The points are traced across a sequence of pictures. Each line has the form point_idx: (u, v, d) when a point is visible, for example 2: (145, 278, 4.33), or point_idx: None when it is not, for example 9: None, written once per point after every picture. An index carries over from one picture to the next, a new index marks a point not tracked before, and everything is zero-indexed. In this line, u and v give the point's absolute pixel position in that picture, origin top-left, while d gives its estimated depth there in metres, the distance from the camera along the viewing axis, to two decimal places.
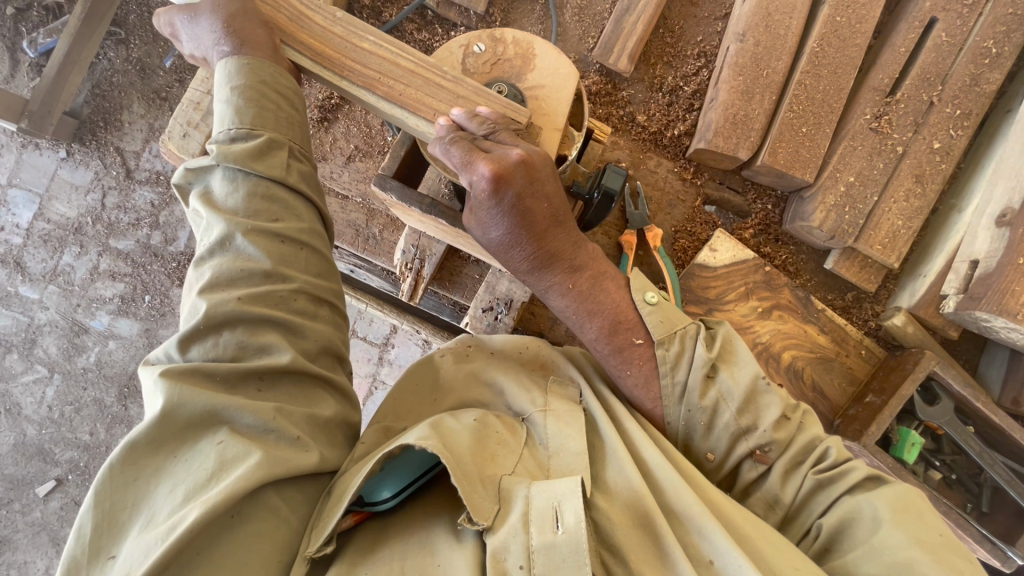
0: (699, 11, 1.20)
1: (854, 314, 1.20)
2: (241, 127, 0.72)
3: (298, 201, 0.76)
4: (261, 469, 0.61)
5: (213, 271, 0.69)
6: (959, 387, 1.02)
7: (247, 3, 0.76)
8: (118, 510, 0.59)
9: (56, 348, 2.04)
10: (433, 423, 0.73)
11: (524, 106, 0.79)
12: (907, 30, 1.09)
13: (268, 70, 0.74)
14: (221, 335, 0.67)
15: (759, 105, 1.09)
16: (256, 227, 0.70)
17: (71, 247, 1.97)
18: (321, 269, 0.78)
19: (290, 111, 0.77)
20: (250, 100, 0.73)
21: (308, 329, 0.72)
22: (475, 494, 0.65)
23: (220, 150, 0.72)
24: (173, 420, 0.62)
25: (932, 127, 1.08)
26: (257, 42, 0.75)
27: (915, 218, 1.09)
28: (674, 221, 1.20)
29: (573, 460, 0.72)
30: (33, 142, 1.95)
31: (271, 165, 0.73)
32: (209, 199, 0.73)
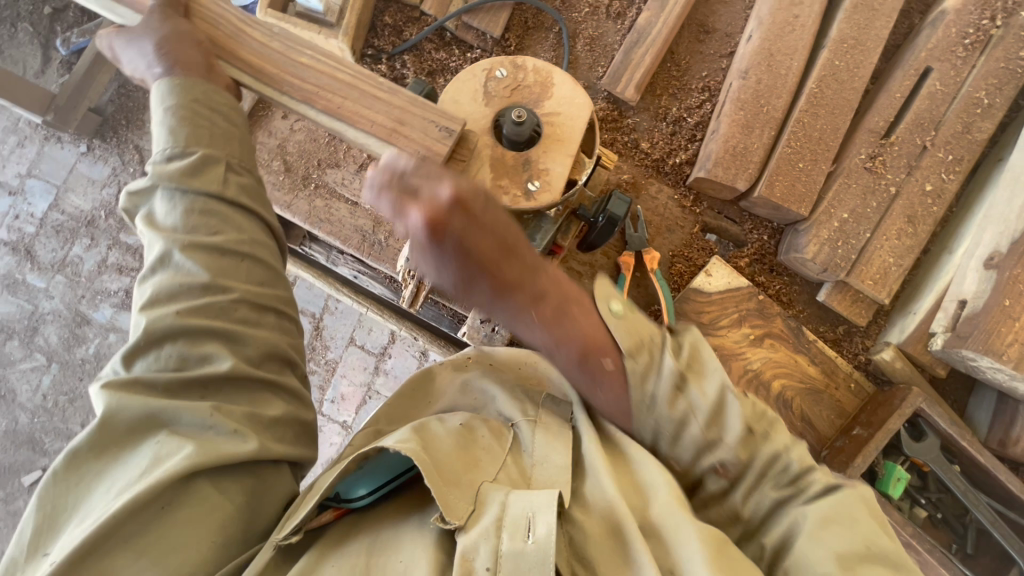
0: (705, 48, 1.26)
1: (845, 347, 1.20)
2: (176, 146, 0.74)
3: (239, 214, 0.78)
4: (189, 462, 0.65)
5: (153, 288, 0.72)
6: (945, 425, 1.04)
7: (186, 27, 0.80)
8: (57, 512, 0.65)
9: (56, 337, 2.13)
10: (417, 427, 0.77)
11: (541, 135, 0.78)
12: (903, 77, 1.14)
13: (203, 89, 0.77)
14: (163, 349, 0.70)
15: (758, 139, 1.13)
16: (194, 243, 0.73)
17: (82, 239, 2.06)
18: (266, 279, 0.79)
19: (228, 124, 0.79)
20: (184, 116, 0.75)
21: (250, 338, 0.74)
22: (447, 494, 0.67)
23: (157, 171, 0.74)
24: (114, 426, 0.67)
25: (924, 170, 1.12)
26: (192, 63, 0.79)
27: (906, 256, 1.12)
28: (671, 245, 1.22)
29: (554, 472, 0.73)
30: (54, 137, 2.09)
31: (208, 181, 0.75)
32: (150, 219, 0.76)
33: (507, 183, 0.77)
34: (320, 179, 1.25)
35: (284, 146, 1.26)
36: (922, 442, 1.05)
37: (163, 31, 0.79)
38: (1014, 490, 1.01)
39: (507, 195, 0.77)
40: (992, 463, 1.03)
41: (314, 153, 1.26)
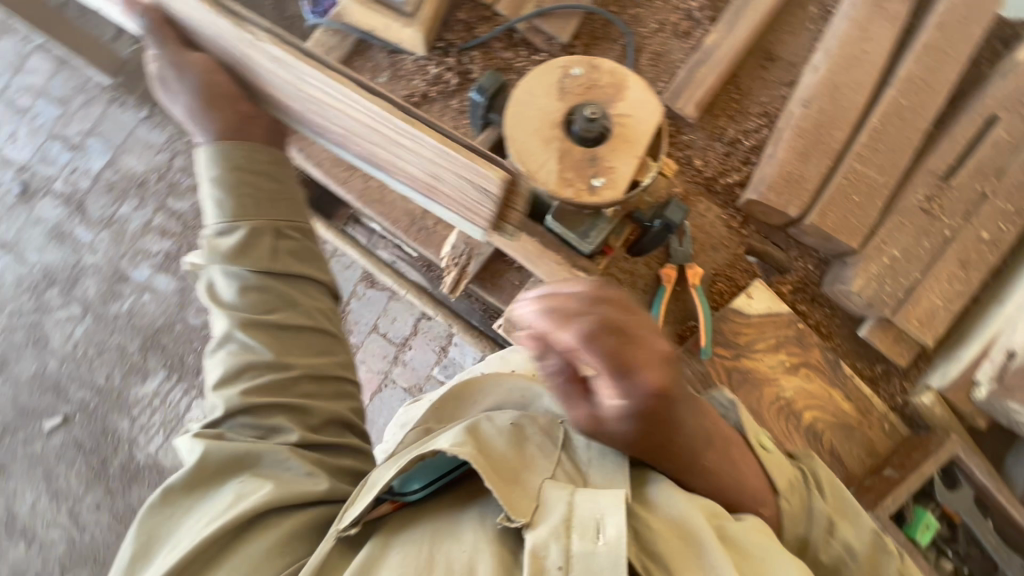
0: (768, 75, 1.27)
1: (881, 387, 1.18)
2: (226, 221, 0.85)
3: (292, 286, 0.87)
4: (268, 497, 0.73)
5: (223, 366, 0.81)
6: (983, 478, 1.01)
7: (207, 83, 0.87)
8: (153, 540, 0.73)
9: (94, 290, 2.36)
10: (469, 426, 0.76)
11: (611, 134, 0.79)
12: (969, 123, 1.14)
13: (240, 161, 0.86)
14: (236, 419, 0.80)
15: (814, 168, 1.13)
16: (253, 321, 0.82)
17: (131, 199, 2.37)
18: (322, 347, 0.88)
19: (274, 192, 0.88)
20: (229, 191, 0.85)
21: (309, 405, 0.82)
22: (511, 494, 0.67)
23: (214, 251, 0.85)
24: (204, 469, 0.76)
25: (983, 217, 1.11)
26: (227, 130, 0.87)
27: (955, 301, 1.10)
28: (715, 264, 1.22)
29: (612, 474, 0.73)
30: (118, 101, 2.40)
31: (258, 257, 0.84)
32: (212, 292, 0.85)
33: (573, 175, 0.78)
34: None
35: None
36: (957, 491, 1.02)
37: (188, 91, 0.85)
38: None
39: (570, 187, 0.78)
40: None
41: None
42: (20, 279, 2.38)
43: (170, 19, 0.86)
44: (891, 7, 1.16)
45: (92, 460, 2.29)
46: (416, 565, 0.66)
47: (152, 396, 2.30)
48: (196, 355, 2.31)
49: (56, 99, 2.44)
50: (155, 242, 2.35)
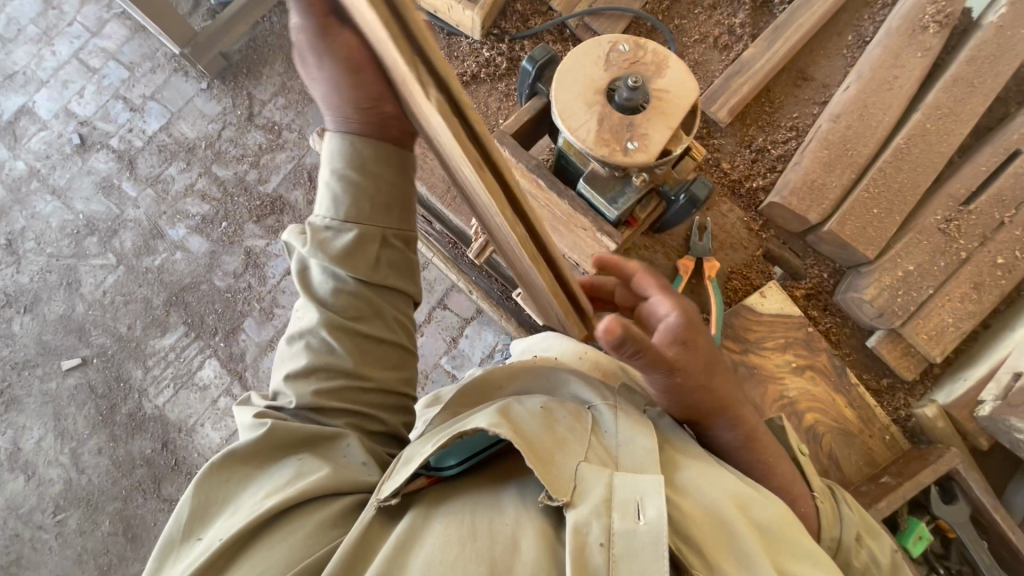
0: (800, 93, 1.33)
1: (885, 400, 1.19)
2: (336, 220, 0.85)
3: (382, 298, 0.88)
4: (327, 479, 0.75)
5: (304, 361, 0.84)
6: (980, 493, 1.01)
7: (356, 79, 0.72)
8: (212, 502, 0.76)
9: (130, 243, 2.47)
10: (501, 409, 0.77)
11: (648, 106, 0.85)
12: (992, 153, 1.18)
13: (373, 161, 0.83)
14: (301, 408, 0.84)
15: (838, 179, 1.18)
16: (341, 325, 0.85)
17: (179, 162, 2.51)
18: (395, 361, 0.91)
19: (390, 198, 0.86)
20: (346, 193, 0.83)
21: (374, 414, 0.86)
22: (550, 475, 0.68)
23: (318, 248, 0.85)
24: (264, 444, 0.79)
25: (999, 243, 1.14)
26: (360, 122, 0.81)
27: (966, 321, 1.12)
28: (732, 262, 1.26)
29: (645, 459, 0.75)
30: (182, 71, 2.58)
31: (358, 264, 0.85)
32: (303, 272, 0.88)
33: (609, 137, 0.84)
34: None
35: None
36: (952, 506, 1.03)
37: (322, 75, 0.72)
38: None
39: (606, 147, 0.84)
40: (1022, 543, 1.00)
41: None
42: (63, 224, 2.50)
43: None
44: (923, 39, 1.23)
45: (101, 405, 2.35)
46: (459, 533, 0.68)
47: (168, 350, 2.38)
48: (216, 316, 2.38)
49: (125, 63, 2.60)
50: (194, 205, 2.46)
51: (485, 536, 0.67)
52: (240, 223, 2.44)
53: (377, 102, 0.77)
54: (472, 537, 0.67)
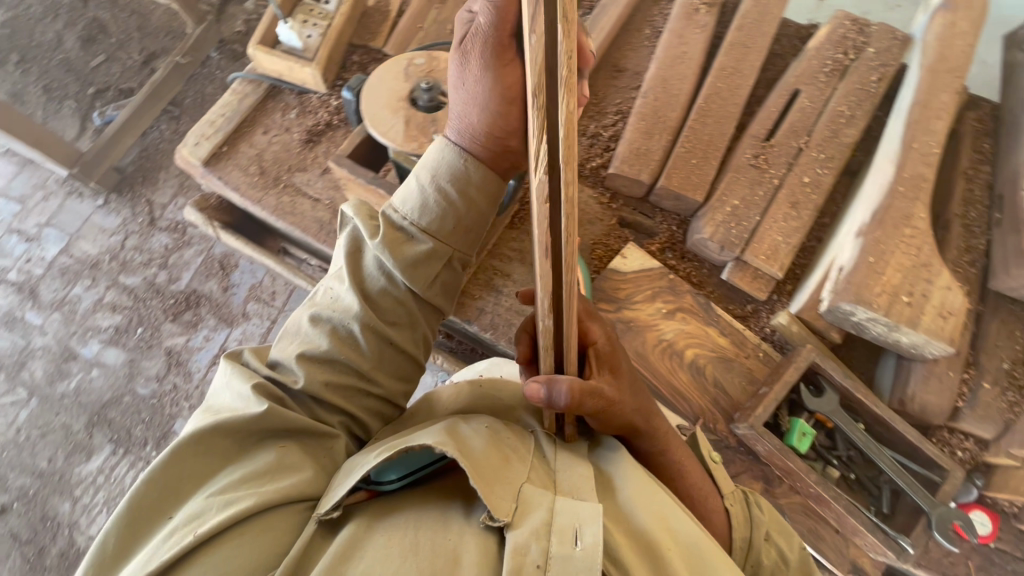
0: (618, 82, 1.51)
1: (753, 323, 1.29)
2: (416, 226, 0.87)
3: (422, 313, 0.91)
4: (307, 483, 0.74)
5: (327, 346, 0.84)
6: (840, 379, 1.10)
7: (503, 100, 0.81)
8: (184, 481, 0.73)
9: (41, 372, 2.38)
10: (449, 428, 0.76)
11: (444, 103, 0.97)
12: (778, 97, 1.39)
13: (472, 186, 0.87)
14: (299, 381, 0.82)
15: (657, 143, 1.34)
16: (376, 327, 0.86)
17: (84, 280, 2.47)
18: (405, 373, 0.93)
19: (462, 218, 0.88)
20: (437, 206, 0.86)
21: (366, 420, 0.88)
22: (493, 495, 0.69)
23: (393, 251, 0.86)
24: (250, 428, 0.77)
25: (802, 166, 1.31)
26: (476, 145, 0.85)
27: (793, 236, 1.26)
28: (593, 235, 1.38)
29: (580, 479, 0.76)
30: (76, 193, 2.59)
31: (418, 275, 0.87)
32: (358, 251, 0.89)
33: (416, 134, 0.94)
34: (289, 180, 1.42)
35: (261, 155, 1.44)
36: (822, 397, 1.11)
37: (474, 91, 0.81)
38: (912, 440, 1.06)
39: (415, 141, 0.94)
40: (889, 415, 1.08)
41: (286, 160, 1.44)
42: None
43: (517, 34, 0.77)
44: (699, 19, 1.45)
45: (27, 553, 2.16)
46: (400, 547, 0.65)
47: (96, 473, 2.24)
48: (143, 425, 2.29)
49: (16, 197, 2.61)
50: (105, 318, 2.41)
51: (427, 550, 0.65)
52: (156, 325, 2.39)
53: (505, 137, 0.83)
54: (414, 549, 0.65)
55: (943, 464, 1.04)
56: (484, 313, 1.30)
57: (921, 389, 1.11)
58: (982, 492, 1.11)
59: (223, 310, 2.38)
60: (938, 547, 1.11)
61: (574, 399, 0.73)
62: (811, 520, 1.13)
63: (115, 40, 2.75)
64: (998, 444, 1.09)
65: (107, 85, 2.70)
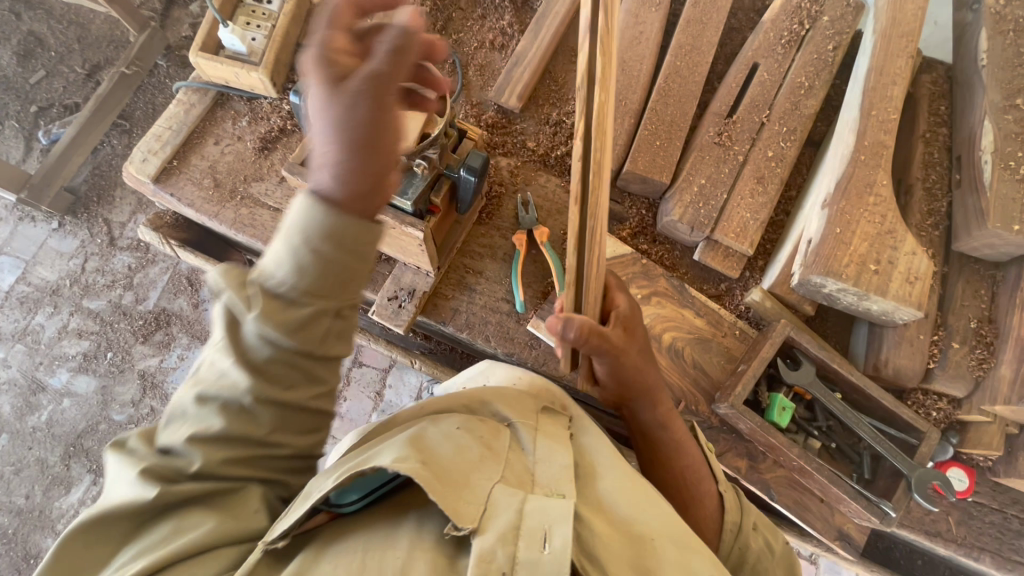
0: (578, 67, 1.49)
1: (727, 302, 1.29)
2: (293, 286, 0.70)
3: (321, 368, 0.77)
4: (213, 537, 0.71)
5: (216, 424, 0.72)
6: (816, 351, 1.10)
7: (385, 136, 0.69)
8: (78, 568, 0.70)
9: (9, 407, 2.29)
10: (417, 438, 0.79)
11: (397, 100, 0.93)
12: (737, 72, 1.37)
13: (352, 236, 0.70)
14: (192, 458, 0.73)
15: (620, 127, 1.32)
16: (268, 396, 0.73)
17: (45, 308, 2.38)
18: (314, 426, 0.82)
19: (346, 269, 0.71)
20: (311, 265, 0.68)
21: (287, 467, 0.81)
22: (459, 503, 0.71)
23: (269, 314, 0.69)
24: (143, 511, 0.72)
25: (765, 140, 1.31)
26: (348, 187, 0.69)
27: (761, 211, 1.26)
28: (564, 225, 1.35)
29: (557, 473, 0.81)
30: (28, 217, 2.47)
31: (309, 336, 0.72)
32: (234, 322, 0.72)
33: None
34: (247, 191, 1.37)
35: (215, 167, 1.39)
36: (799, 370, 1.12)
37: (352, 127, 0.67)
38: (888, 405, 1.08)
39: None
40: (863, 382, 1.09)
41: (241, 170, 1.39)
42: None
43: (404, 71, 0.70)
44: None
45: None
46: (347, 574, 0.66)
47: (78, 505, 2.18)
48: None
49: None
50: (72, 345, 2.33)
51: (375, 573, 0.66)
52: (127, 348, 2.31)
53: (379, 178, 0.70)
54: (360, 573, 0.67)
55: (919, 427, 1.06)
56: (459, 313, 1.27)
57: (893, 354, 1.13)
58: (958, 449, 1.13)
59: (195, 327, 2.31)
60: (919, 506, 1.14)
61: (582, 336, 0.87)
62: (797, 492, 1.14)
63: (54, 53, 2.61)
64: (971, 401, 1.11)
65: (50, 102, 2.57)
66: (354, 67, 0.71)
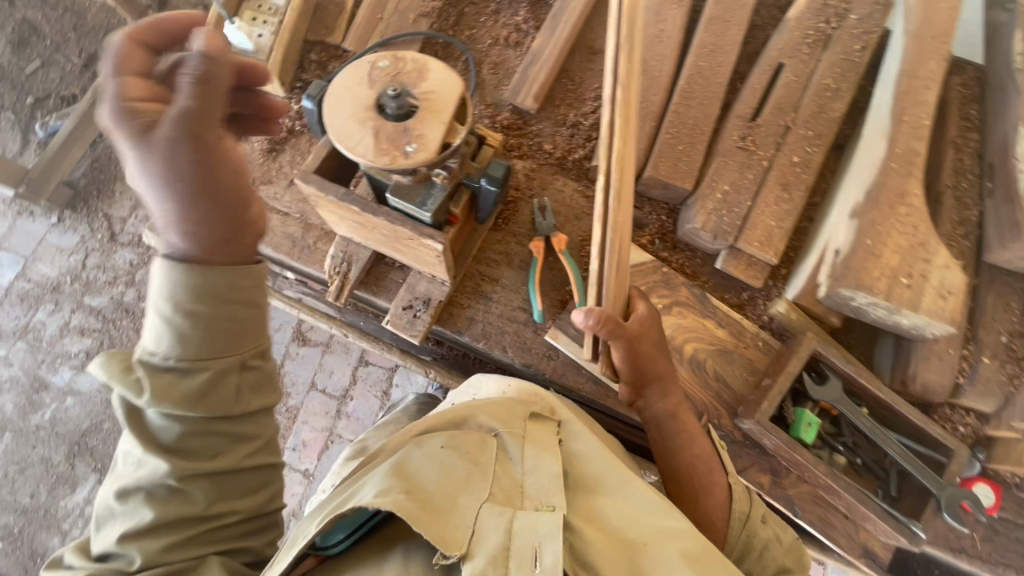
0: (595, 65, 1.44)
1: (750, 312, 1.26)
2: (182, 359, 0.80)
3: (239, 424, 0.88)
4: None
5: (147, 512, 0.82)
6: (843, 366, 1.08)
7: (198, 177, 0.74)
8: None
9: (12, 405, 2.26)
10: (402, 464, 0.90)
11: (418, 108, 0.89)
12: (762, 72, 1.33)
13: (237, 291, 0.81)
14: (131, 554, 0.81)
15: (641, 130, 1.28)
16: (191, 466, 0.84)
17: (46, 305, 2.34)
18: (252, 486, 0.92)
19: (235, 319, 0.82)
20: (195, 331, 0.79)
21: (236, 538, 0.90)
22: (449, 532, 0.82)
23: (164, 393, 0.80)
24: None
25: (791, 145, 1.27)
26: (202, 239, 0.77)
27: (786, 219, 1.22)
28: (581, 231, 1.31)
29: (544, 486, 0.93)
30: (26, 212, 2.43)
31: (213, 401, 0.83)
32: (137, 411, 0.83)
33: (387, 146, 0.86)
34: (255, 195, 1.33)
35: None
36: (825, 386, 1.09)
37: (187, 182, 0.73)
38: (918, 423, 1.06)
39: (386, 155, 0.86)
40: (892, 399, 1.07)
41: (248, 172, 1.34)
42: None
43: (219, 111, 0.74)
44: None
45: None
46: None
47: (84, 504, 2.17)
48: None
49: None
50: (73, 342, 2.29)
51: None
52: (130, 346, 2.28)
53: (206, 217, 0.76)
54: None
55: (949, 445, 1.04)
56: (475, 323, 1.24)
57: (921, 369, 1.10)
58: (985, 465, 1.11)
59: None
60: (943, 523, 1.12)
61: (598, 325, 0.99)
62: (820, 508, 1.13)
63: (49, 42, 2.54)
64: (999, 417, 1.09)
65: (46, 92, 2.50)
66: (160, 113, 0.74)
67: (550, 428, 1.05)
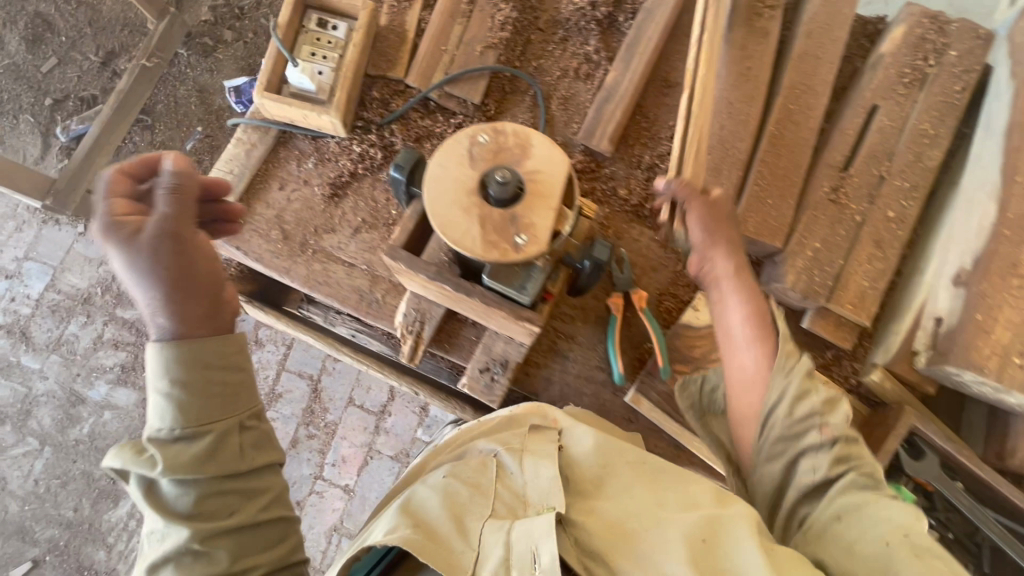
0: (671, 100, 1.35)
1: (835, 372, 1.21)
2: (184, 428, 0.85)
3: (253, 480, 0.90)
4: None
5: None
6: (942, 442, 1.05)
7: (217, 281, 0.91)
8: None
9: (49, 419, 2.24)
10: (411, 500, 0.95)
11: (525, 193, 0.82)
12: (854, 115, 1.25)
13: (208, 362, 0.88)
14: None
15: (727, 180, 1.22)
16: (208, 529, 0.84)
17: (78, 317, 2.28)
18: (277, 537, 0.92)
19: (230, 385, 0.90)
20: (187, 400, 0.86)
21: None
22: (454, 556, 0.85)
23: (166, 460, 0.84)
24: None
25: (886, 198, 1.20)
26: (187, 319, 0.88)
27: (880, 280, 1.17)
28: (658, 285, 1.28)
29: (544, 492, 0.91)
30: (53, 220, 2.35)
31: (222, 459, 0.87)
32: (149, 486, 0.85)
33: (495, 237, 0.81)
34: (319, 244, 1.27)
35: (282, 216, 1.28)
36: (922, 461, 1.07)
37: (166, 270, 0.85)
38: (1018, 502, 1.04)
39: (495, 249, 0.80)
40: (991, 476, 1.05)
41: (310, 220, 1.28)
42: None
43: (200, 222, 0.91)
44: (762, 24, 1.28)
45: None
46: None
47: (127, 518, 2.16)
48: None
49: None
50: (108, 356, 2.25)
51: None
52: None
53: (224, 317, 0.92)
54: None
55: None
56: (552, 384, 1.21)
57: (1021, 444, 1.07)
58: None
59: None
60: None
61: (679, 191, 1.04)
62: None
63: (65, 38, 2.41)
64: None
65: (65, 93, 2.39)
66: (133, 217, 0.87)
67: (550, 438, 1.00)
